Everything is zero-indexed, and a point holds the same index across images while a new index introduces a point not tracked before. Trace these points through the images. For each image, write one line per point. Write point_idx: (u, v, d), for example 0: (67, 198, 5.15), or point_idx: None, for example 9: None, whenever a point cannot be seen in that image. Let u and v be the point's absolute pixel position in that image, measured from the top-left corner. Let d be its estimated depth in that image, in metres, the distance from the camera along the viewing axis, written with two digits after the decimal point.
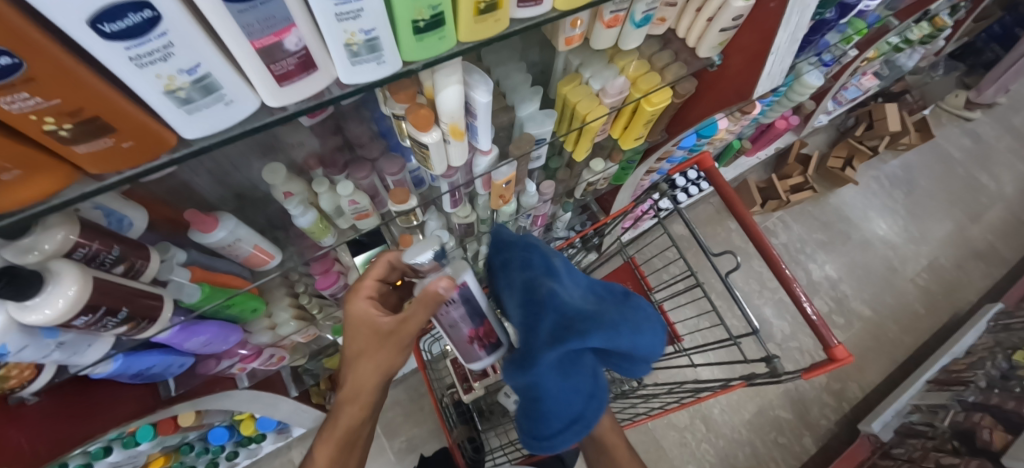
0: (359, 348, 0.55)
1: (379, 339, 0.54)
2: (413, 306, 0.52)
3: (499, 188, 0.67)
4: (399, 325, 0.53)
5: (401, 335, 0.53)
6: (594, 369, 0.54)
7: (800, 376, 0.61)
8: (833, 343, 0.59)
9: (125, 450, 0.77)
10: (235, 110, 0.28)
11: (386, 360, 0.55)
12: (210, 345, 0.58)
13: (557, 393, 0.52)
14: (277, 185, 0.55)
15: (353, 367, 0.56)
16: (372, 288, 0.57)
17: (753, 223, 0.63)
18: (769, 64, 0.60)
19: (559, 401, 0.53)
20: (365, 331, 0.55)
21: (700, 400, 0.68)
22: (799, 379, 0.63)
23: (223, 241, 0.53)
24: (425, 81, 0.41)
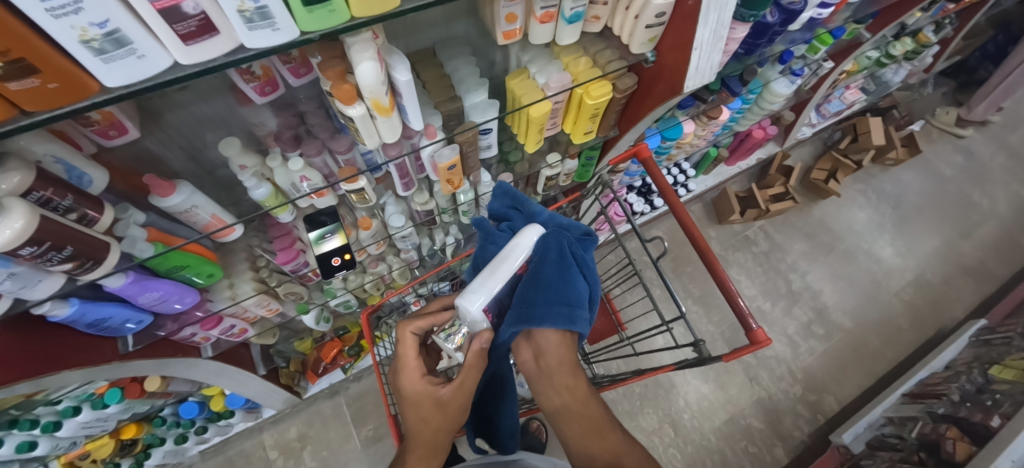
0: (420, 417, 0.56)
1: (439, 411, 0.57)
2: (465, 370, 0.57)
3: (446, 173, 0.71)
4: (456, 392, 0.57)
5: (456, 394, 0.57)
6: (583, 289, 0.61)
7: (723, 358, 0.62)
8: (754, 326, 0.61)
9: (94, 411, 0.82)
10: (149, 63, 0.33)
11: (446, 424, 0.57)
12: (165, 302, 0.63)
13: (551, 269, 0.57)
14: (233, 158, 0.60)
15: (416, 437, 0.57)
16: (419, 366, 0.58)
17: (685, 215, 0.66)
18: (695, 60, 0.64)
19: (548, 279, 0.56)
20: (420, 406, 0.57)
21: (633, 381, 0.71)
22: (723, 363, 0.64)
23: (179, 205, 0.58)
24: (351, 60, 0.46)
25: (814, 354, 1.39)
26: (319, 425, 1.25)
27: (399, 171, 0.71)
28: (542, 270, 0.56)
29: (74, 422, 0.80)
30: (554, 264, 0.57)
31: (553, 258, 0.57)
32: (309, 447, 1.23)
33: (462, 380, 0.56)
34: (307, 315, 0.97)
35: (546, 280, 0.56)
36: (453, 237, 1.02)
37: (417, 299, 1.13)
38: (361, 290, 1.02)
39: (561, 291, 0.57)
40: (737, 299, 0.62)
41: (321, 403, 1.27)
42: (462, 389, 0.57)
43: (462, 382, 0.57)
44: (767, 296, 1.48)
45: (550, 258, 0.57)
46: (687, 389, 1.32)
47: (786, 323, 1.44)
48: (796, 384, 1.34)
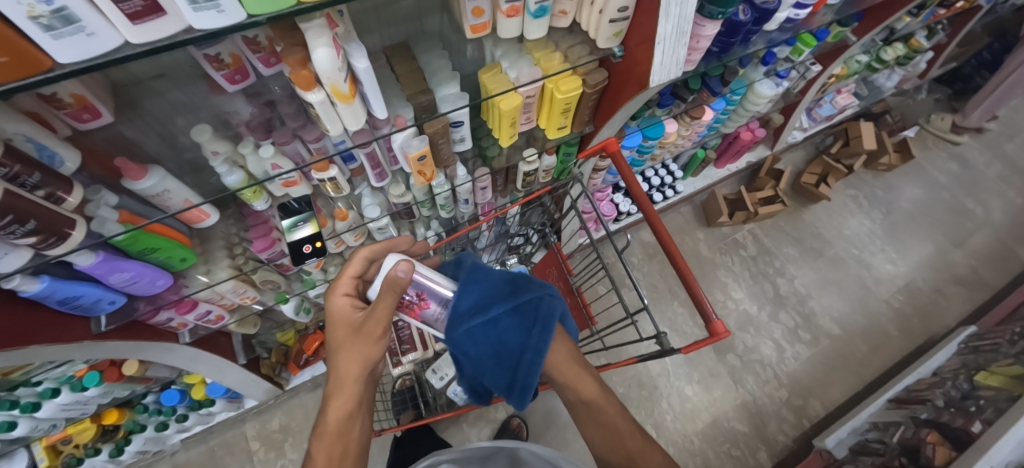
0: (340, 342, 0.56)
1: (354, 333, 0.55)
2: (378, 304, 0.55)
3: (416, 164, 0.73)
4: (369, 313, 0.55)
5: (376, 317, 0.55)
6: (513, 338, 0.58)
7: (683, 351, 0.60)
8: (713, 318, 0.57)
9: (74, 394, 0.83)
10: (99, 41, 0.35)
11: (366, 350, 0.55)
12: (136, 283, 0.65)
13: (474, 352, 0.59)
14: (205, 144, 0.62)
15: (337, 357, 0.55)
16: (347, 285, 0.59)
17: (654, 215, 0.66)
18: (659, 54, 0.64)
19: (487, 362, 0.59)
20: (341, 326, 0.57)
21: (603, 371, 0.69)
22: (684, 354, 0.61)
23: (152, 189, 0.59)
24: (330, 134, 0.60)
25: (801, 359, 1.38)
26: (302, 417, 1.26)
27: (371, 162, 0.73)
28: (478, 356, 0.59)
29: (54, 404, 0.82)
30: (477, 349, 0.59)
31: (472, 344, 0.58)
32: (291, 439, 1.23)
33: (376, 302, 0.55)
34: (286, 304, 0.99)
35: (486, 363, 0.59)
36: (434, 231, 1.03)
37: None
38: None
39: (506, 353, 0.58)
40: (698, 291, 0.58)
41: (304, 395, 1.28)
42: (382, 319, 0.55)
43: (377, 311, 0.55)
44: (754, 299, 1.47)
45: (469, 340, 0.59)
46: (670, 391, 1.31)
47: (773, 327, 1.42)
48: (782, 389, 1.33)
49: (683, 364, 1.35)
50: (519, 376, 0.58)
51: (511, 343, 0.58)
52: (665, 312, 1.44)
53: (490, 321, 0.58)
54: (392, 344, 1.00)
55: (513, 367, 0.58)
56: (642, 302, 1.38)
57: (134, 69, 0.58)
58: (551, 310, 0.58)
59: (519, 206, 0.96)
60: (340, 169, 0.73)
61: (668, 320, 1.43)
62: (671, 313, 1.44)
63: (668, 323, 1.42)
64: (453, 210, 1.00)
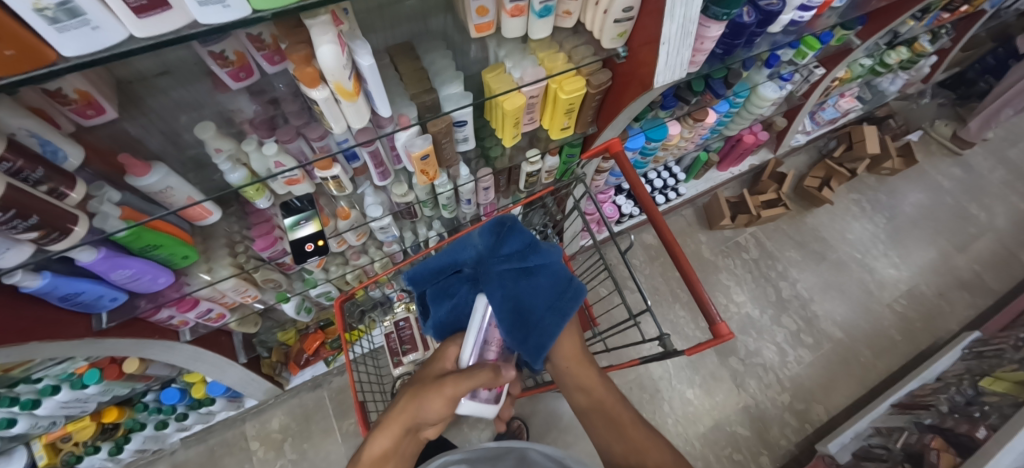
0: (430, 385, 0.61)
1: (439, 392, 0.59)
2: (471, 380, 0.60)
3: (419, 163, 0.72)
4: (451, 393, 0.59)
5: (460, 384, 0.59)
6: (534, 294, 0.68)
7: (686, 352, 0.59)
8: (716, 320, 0.56)
9: (74, 392, 0.83)
10: (104, 34, 0.35)
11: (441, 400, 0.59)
12: (138, 280, 0.65)
13: (502, 296, 0.67)
14: (208, 141, 0.62)
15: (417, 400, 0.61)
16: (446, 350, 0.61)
17: (657, 215, 0.66)
18: (663, 55, 0.64)
19: (508, 306, 0.66)
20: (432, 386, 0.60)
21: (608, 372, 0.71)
22: (687, 356, 0.60)
23: (155, 186, 0.59)
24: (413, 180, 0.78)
25: (803, 363, 1.37)
26: (301, 416, 1.25)
27: (374, 161, 0.72)
28: (507, 305, 0.67)
29: (53, 402, 0.82)
30: (505, 296, 0.67)
31: (503, 286, 0.67)
32: (290, 439, 1.23)
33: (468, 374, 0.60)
34: (287, 303, 0.98)
35: (511, 311, 0.66)
36: (436, 232, 1.03)
37: (400, 294, 1.14)
38: (342, 281, 1.03)
39: (530, 311, 0.67)
40: (701, 291, 0.58)
41: (303, 395, 1.27)
42: (448, 394, 0.59)
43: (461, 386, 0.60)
44: (756, 303, 1.46)
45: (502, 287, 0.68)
46: (671, 394, 1.30)
47: (775, 331, 1.42)
48: (783, 393, 1.32)
49: (684, 367, 1.34)
50: (539, 330, 0.66)
51: (539, 299, 0.67)
52: (667, 315, 1.43)
53: (520, 279, 0.69)
54: (392, 344, 0.99)
55: (536, 321, 0.66)
56: (645, 304, 1.37)
57: (138, 65, 0.58)
58: (572, 289, 0.70)
59: (523, 205, 0.95)
60: (343, 167, 0.73)
61: (670, 323, 1.42)
62: (673, 317, 1.43)
63: (669, 326, 1.42)
64: (455, 211, 1.00)
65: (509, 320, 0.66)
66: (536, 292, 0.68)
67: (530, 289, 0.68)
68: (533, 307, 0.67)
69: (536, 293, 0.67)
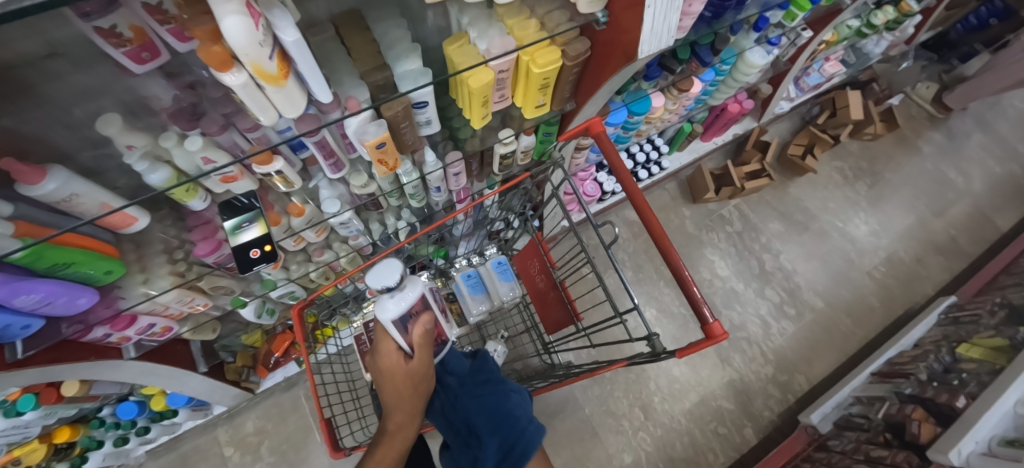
0: (393, 378, 0.66)
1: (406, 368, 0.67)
2: (421, 344, 0.69)
3: (376, 152, 0.63)
4: (420, 354, 0.68)
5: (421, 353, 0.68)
6: (517, 410, 0.68)
7: (677, 354, 0.55)
8: (709, 319, 0.52)
9: (8, 420, 0.75)
10: None
11: (415, 390, 0.67)
12: (51, 304, 0.56)
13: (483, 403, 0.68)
14: (116, 137, 0.52)
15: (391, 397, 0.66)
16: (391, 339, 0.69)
17: (641, 200, 0.60)
18: (647, 20, 0.57)
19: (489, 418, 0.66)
20: (392, 367, 0.67)
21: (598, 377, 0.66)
22: (677, 358, 0.57)
23: (54, 193, 0.49)
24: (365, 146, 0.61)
25: (785, 335, 1.38)
26: (278, 417, 1.19)
27: (322, 153, 0.63)
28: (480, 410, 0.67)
29: None
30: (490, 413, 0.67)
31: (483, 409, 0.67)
32: (267, 442, 1.17)
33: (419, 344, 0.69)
34: (246, 309, 0.89)
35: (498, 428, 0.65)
36: (406, 221, 0.95)
37: (373, 287, 1.05)
38: (307, 280, 0.95)
39: (511, 429, 0.65)
40: (691, 286, 0.54)
41: (278, 395, 1.21)
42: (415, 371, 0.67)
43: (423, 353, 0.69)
44: (740, 277, 1.46)
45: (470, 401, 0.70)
46: (658, 373, 1.30)
47: (759, 304, 1.42)
48: (767, 365, 1.34)
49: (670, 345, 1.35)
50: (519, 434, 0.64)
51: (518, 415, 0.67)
52: (651, 293, 1.41)
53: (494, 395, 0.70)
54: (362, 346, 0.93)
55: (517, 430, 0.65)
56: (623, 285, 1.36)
57: None
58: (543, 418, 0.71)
59: (500, 191, 0.89)
60: (288, 159, 0.63)
61: (654, 300, 1.41)
62: (658, 295, 1.41)
63: (654, 304, 1.40)
64: (425, 199, 0.91)
65: (495, 439, 0.63)
66: (516, 407, 0.68)
67: (513, 407, 0.68)
68: (520, 427, 0.65)
69: (516, 408, 0.68)
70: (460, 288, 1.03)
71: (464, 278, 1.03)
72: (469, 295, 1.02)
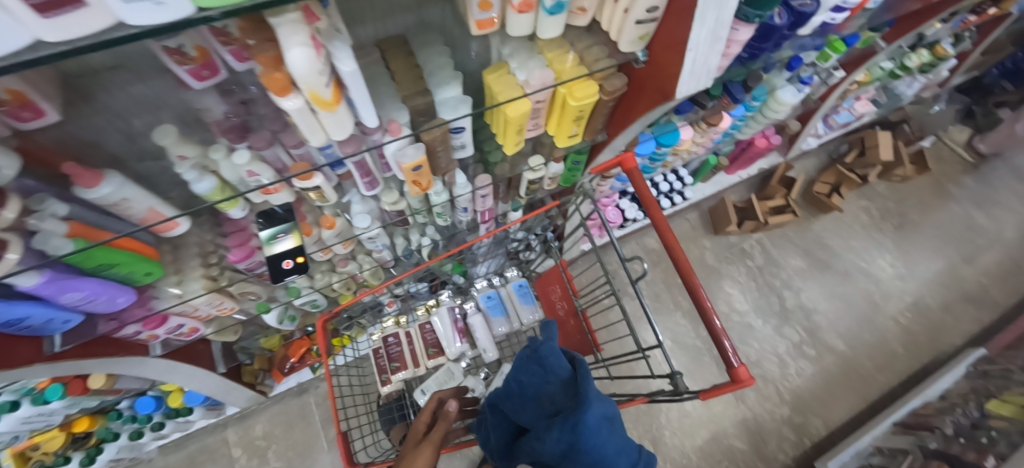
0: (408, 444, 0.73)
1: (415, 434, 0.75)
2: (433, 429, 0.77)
3: (411, 174, 0.65)
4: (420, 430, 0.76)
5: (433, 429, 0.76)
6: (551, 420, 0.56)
7: (700, 395, 0.57)
8: (736, 363, 0.55)
9: (33, 407, 0.77)
10: (9, 41, 0.27)
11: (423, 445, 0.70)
12: (92, 302, 0.58)
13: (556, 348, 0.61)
14: (169, 147, 0.54)
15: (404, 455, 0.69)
16: (430, 343, 0.96)
17: (665, 227, 0.62)
18: (688, 62, 0.58)
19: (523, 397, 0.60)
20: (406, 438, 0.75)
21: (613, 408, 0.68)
22: (699, 398, 0.59)
23: (108, 197, 0.53)
24: (404, 164, 0.63)
25: (804, 376, 1.34)
26: (285, 424, 1.18)
27: (360, 169, 0.64)
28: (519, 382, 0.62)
29: (13, 417, 0.78)
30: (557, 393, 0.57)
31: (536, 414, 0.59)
32: (274, 446, 1.16)
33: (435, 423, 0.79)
34: (268, 314, 0.90)
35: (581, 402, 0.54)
36: (430, 238, 0.95)
37: (392, 300, 1.06)
38: (330, 289, 0.96)
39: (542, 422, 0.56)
40: (718, 330, 0.57)
41: (288, 401, 1.20)
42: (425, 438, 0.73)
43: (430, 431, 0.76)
44: (759, 313, 1.43)
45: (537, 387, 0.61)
46: (669, 406, 1.27)
47: (777, 342, 1.39)
48: (784, 406, 1.30)
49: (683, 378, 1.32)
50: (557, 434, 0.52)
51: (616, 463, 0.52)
52: (666, 323, 1.39)
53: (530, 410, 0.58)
54: (380, 360, 0.94)
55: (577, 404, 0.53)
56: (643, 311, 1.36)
57: (87, 59, 0.47)
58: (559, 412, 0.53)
59: (525, 218, 0.91)
60: (326, 176, 0.65)
61: (669, 330, 1.38)
62: (673, 325, 1.39)
63: (669, 334, 1.37)
64: (451, 218, 0.93)
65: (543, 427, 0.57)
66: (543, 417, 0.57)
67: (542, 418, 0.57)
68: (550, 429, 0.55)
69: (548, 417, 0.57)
70: (478, 309, 1.03)
71: (484, 299, 1.04)
72: (490, 318, 1.01)
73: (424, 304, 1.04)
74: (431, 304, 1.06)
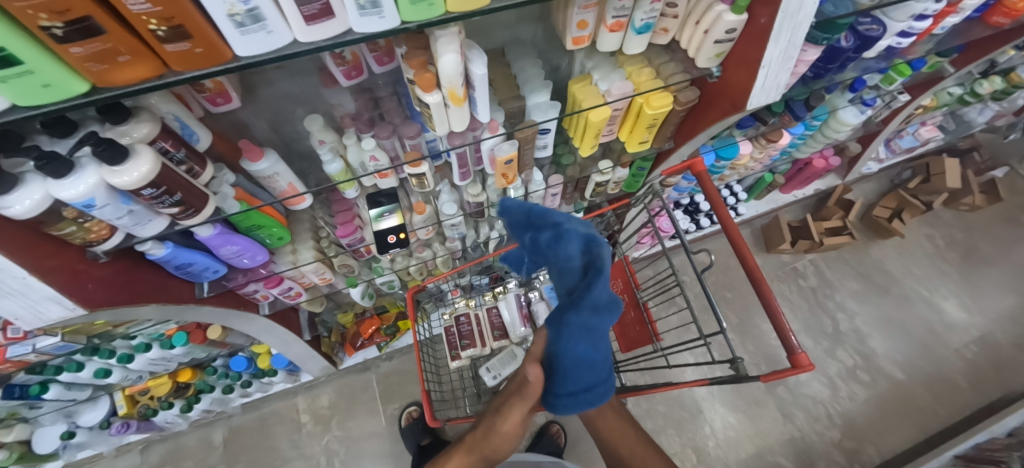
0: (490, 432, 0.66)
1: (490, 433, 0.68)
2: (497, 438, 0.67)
3: (502, 167, 0.75)
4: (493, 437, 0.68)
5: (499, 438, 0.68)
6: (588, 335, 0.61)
7: (761, 378, 0.63)
8: (797, 349, 0.62)
9: (162, 350, 0.91)
10: (276, 39, 0.38)
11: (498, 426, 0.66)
12: (239, 257, 0.70)
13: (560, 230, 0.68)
14: (314, 133, 0.66)
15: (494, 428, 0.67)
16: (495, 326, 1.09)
17: (731, 225, 0.67)
18: (761, 77, 0.64)
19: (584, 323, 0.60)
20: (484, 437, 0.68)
21: (668, 390, 0.73)
22: (759, 381, 0.65)
23: (264, 171, 0.65)
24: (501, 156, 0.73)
25: (856, 400, 1.32)
26: (348, 397, 1.28)
27: (459, 160, 0.74)
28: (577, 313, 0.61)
29: (144, 358, 0.91)
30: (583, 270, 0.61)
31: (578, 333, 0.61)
32: (338, 416, 1.26)
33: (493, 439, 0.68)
34: (354, 289, 1.02)
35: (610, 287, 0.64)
36: (497, 232, 1.05)
37: (455, 289, 1.12)
38: (406, 272, 1.07)
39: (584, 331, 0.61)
40: (782, 320, 0.63)
41: (352, 376, 1.30)
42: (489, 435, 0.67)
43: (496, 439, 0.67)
44: (811, 334, 1.41)
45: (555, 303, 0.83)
46: (714, 416, 1.29)
47: (829, 364, 1.36)
48: (833, 429, 1.29)
49: (729, 391, 1.32)
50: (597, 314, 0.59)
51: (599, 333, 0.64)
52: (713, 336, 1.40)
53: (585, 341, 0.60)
54: (453, 336, 1.07)
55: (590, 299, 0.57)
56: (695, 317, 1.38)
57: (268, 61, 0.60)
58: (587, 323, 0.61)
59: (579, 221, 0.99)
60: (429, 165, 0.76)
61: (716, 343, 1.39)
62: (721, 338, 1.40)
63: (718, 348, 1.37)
64: None
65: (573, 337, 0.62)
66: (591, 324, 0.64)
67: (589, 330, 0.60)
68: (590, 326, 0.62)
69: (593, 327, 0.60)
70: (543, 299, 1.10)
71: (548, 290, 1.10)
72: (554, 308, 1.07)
73: (493, 288, 1.13)
74: (498, 289, 1.14)
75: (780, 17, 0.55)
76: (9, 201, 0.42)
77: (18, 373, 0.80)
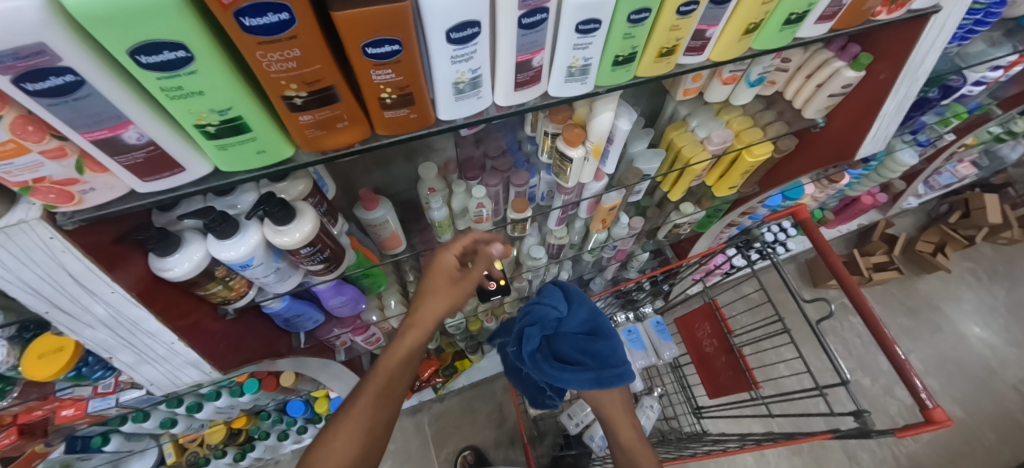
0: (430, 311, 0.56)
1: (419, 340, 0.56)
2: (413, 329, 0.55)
3: (604, 211, 0.76)
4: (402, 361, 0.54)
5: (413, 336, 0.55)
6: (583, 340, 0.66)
7: (893, 433, 0.61)
8: (931, 405, 0.59)
9: (231, 398, 0.86)
10: (481, 103, 0.38)
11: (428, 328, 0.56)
12: (342, 307, 0.68)
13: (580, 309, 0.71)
14: (426, 181, 0.66)
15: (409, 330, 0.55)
16: None
17: (845, 273, 0.67)
18: (874, 128, 0.66)
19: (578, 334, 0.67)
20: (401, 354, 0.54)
21: (766, 447, 0.72)
22: (889, 437, 0.62)
23: (377, 219, 0.63)
24: (609, 201, 0.74)
25: (920, 441, 1.28)
26: None
27: (560, 208, 0.75)
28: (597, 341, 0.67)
29: (211, 406, 0.86)
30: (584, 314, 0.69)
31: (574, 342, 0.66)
32: None
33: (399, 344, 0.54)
34: None
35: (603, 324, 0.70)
36: (567, 272, 1.04)
37: None
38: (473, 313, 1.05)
39: (592, 352, 0.65)
40: (910, 373, 0.61)
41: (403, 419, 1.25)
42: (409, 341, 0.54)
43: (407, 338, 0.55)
44: (866, 371, 1.39)
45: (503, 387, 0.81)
46: (777, 459, 1.25)
47: (887, 402, 1.34)
48: None
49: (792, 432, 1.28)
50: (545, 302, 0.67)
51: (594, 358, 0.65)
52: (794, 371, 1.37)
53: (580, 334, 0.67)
54: None
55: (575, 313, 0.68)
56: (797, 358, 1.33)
57: None
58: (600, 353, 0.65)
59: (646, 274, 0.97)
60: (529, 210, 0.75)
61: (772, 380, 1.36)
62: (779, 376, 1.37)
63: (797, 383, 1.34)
64: (593, 254, 1.01)
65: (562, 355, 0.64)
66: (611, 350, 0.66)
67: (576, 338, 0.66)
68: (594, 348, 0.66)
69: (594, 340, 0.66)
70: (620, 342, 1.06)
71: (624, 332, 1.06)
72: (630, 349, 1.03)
73: None
74: None
75: (905, 74, 0.57)
76: (172, 263, 0.41)
77: (82, 427, 0.75)
